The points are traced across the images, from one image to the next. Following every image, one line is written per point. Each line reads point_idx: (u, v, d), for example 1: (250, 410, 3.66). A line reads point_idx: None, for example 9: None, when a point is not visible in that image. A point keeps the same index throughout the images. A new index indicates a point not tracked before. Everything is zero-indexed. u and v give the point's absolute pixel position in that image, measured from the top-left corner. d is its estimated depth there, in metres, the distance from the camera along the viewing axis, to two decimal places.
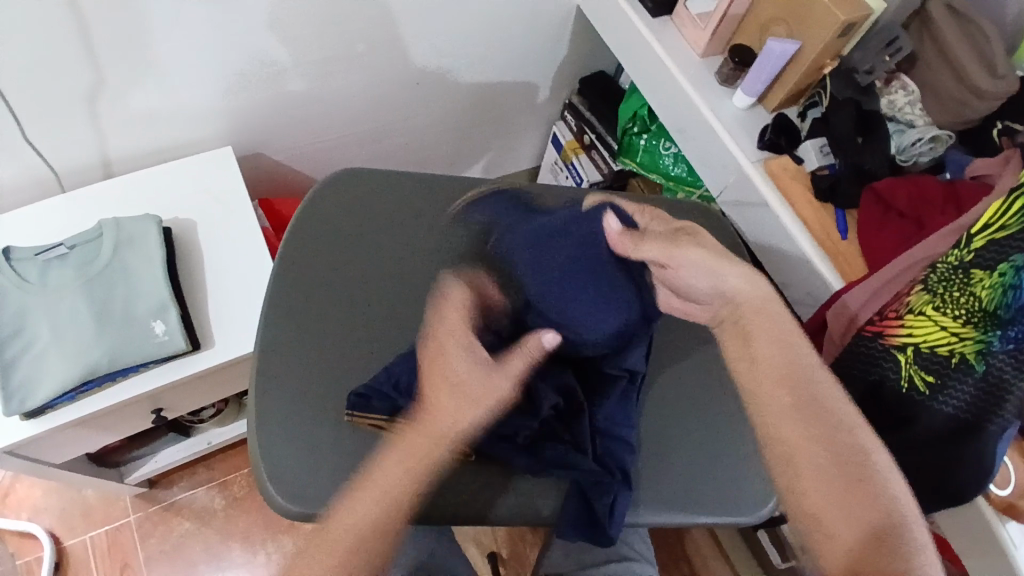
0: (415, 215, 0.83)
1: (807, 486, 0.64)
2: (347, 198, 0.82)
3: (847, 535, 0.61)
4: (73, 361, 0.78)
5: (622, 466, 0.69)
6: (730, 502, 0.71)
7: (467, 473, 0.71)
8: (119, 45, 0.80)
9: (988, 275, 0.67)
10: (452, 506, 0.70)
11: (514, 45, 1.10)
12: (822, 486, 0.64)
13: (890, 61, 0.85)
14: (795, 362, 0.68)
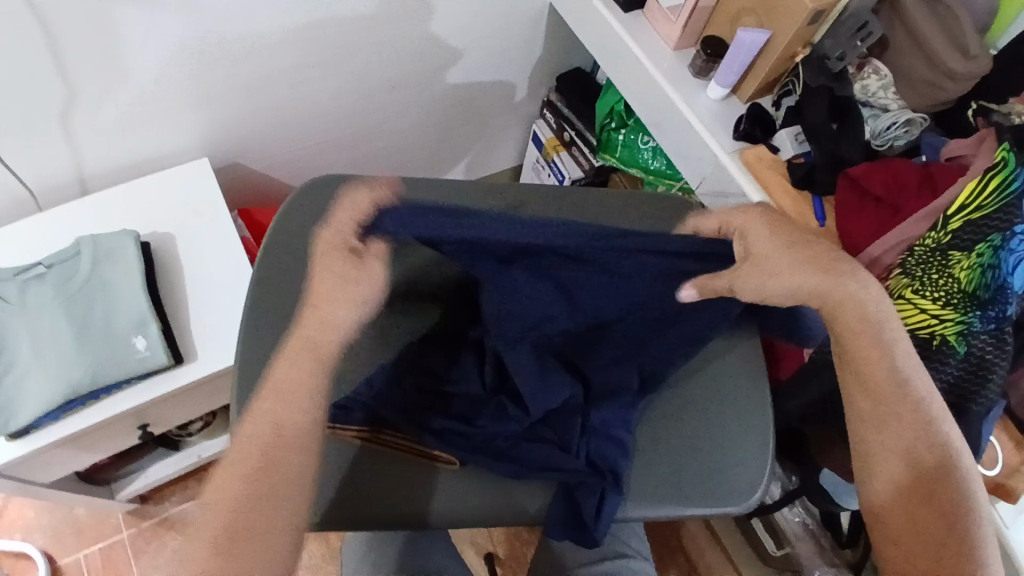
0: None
1: (882, 443, 0.63)
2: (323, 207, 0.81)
3: (899, 480, 0.62)
4: (56, 380, 0.78)
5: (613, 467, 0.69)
6: (717, 494, 0.71)
7: (451, 478, 0.71)
8: (89, 61, 0.80)
9: (966, 256, 0.68)
10: (436, 512, 0.69)
11: (490, 44, 1.10)
12: (887, 444, 0.63)
13: (861, 46, 0.86)
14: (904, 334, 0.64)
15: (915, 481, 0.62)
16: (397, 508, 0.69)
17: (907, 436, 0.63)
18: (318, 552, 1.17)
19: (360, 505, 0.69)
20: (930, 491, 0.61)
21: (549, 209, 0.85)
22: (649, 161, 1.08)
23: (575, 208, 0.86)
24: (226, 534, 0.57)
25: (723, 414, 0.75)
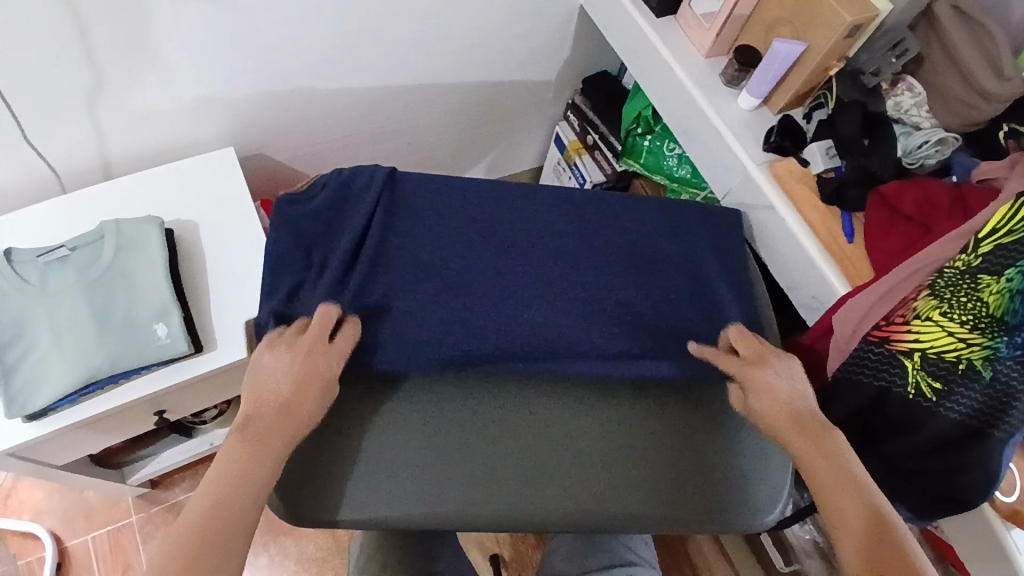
0: (417, 223, 0.80)
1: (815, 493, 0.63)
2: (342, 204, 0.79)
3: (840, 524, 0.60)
4: (74, 363, 0.78)
5: (629, 478, 0.71)
6: (727, 510, 0.71)
7: (453, 479, 0.69)
8: (120, 46, 0.80)
9: (995, 279, 0.66)
10: (426, 518, 0.68)
11: (518, 44, 1.09)
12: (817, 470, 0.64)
13: (896, 63, 0.85)
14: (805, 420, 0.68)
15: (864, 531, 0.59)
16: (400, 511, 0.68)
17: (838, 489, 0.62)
18: (323, 546, 1.17)
19: (345, 504, 0.68)
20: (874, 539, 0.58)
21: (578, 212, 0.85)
22: (674, 169, 1.07)
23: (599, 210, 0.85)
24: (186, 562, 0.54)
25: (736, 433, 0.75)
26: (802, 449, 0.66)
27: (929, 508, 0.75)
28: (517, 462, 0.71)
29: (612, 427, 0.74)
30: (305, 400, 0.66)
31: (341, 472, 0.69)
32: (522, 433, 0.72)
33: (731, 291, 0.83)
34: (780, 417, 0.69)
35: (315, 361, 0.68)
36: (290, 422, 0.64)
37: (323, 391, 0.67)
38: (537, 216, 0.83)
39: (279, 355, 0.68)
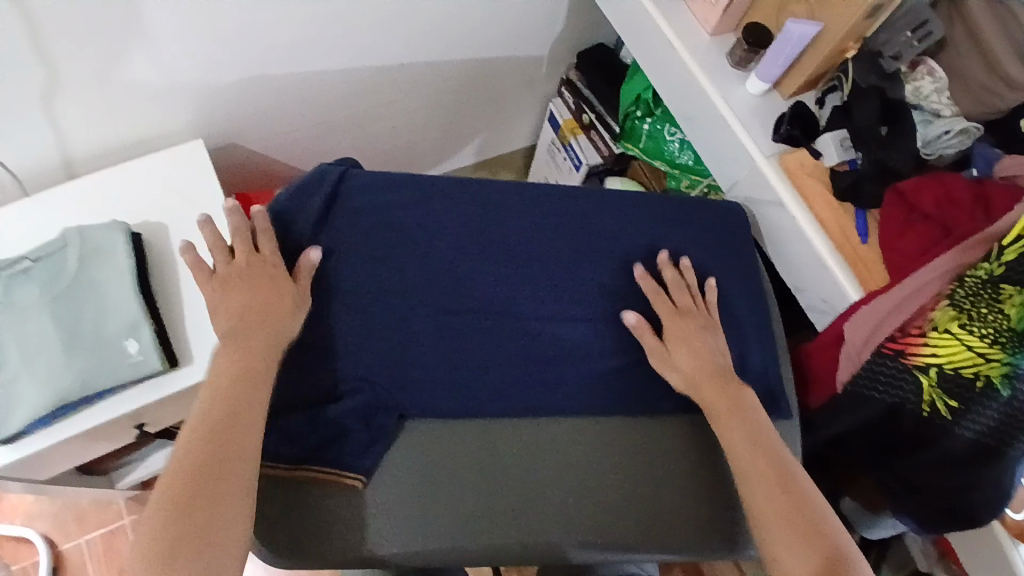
0: (400, 232, 0.74)
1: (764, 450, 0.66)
2: (309, 200, 0.74)
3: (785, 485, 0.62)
4: (44, 386, 0.74)
5: (628, 507, 0.69)
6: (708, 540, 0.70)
7: (462, 512, 0.66)
8: (74, 39, 0.72)
9: (1018, 291, 0.63)
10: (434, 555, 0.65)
11: (509, 17, 1.00)
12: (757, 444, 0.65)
13: (917, 46, 0.78)
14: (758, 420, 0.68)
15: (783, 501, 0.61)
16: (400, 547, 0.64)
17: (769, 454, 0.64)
18: None
19: (321, 540, 0.64)
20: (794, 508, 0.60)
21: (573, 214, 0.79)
22: (677, 154, 1.01)
23: (595, 211, 0.80)
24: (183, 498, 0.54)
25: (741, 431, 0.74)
26: (719, 409, 0.68)
27: (938, 523, 0.73)
28: (522, 490, 0.68)
29: (599, 446, 0.72)
30: (280, 316, 0.66)
31: (317, 515, 0.64)
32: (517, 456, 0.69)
33: (735, 296, 0.79)
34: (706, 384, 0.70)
35: (279, 284, 0.67)
36: (257, 387, 0.61)
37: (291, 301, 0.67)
38: (532, 222, 0.78)
39: (248, 285, 0.67)
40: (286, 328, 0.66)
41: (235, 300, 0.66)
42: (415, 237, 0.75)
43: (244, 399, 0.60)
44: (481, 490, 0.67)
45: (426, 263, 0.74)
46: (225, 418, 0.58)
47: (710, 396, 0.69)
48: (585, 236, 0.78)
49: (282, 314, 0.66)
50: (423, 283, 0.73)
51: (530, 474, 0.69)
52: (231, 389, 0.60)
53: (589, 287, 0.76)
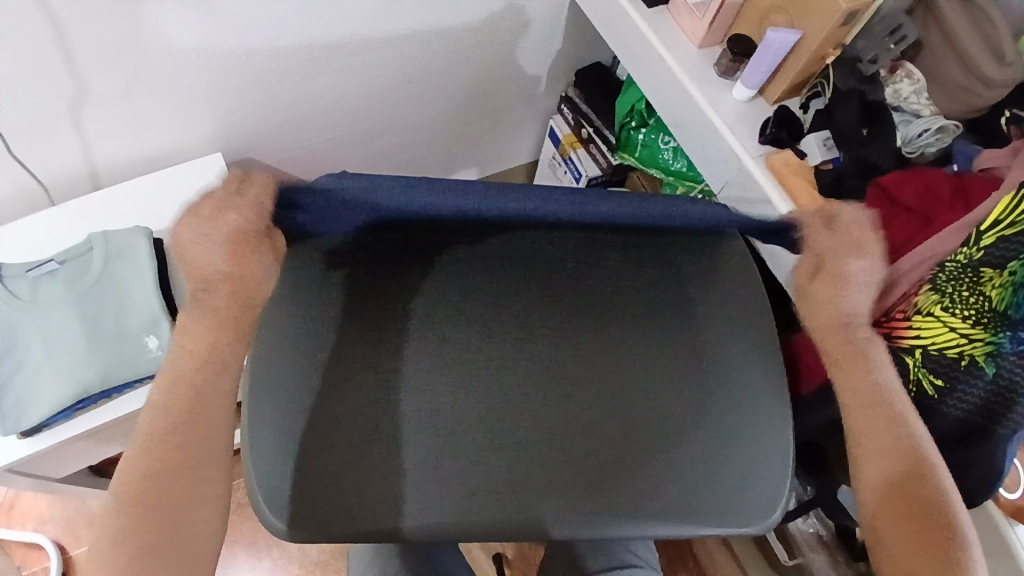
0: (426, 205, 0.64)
1: (873, 421, 0.62)
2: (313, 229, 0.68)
3: (896, 455, 0.61)
4: (67, 380, 0.78)
5: (651, 489, 0.68)
6: (728, 512, 0.67)
7: (478, 484, 0.67)
8: (100, 50, 0.78)
9: (998, 274, 0.65)
10: (454, 529, 0.65)
11: (508, 36, 1.07)
12: (868, 410, 0.63)
13: (894, 49, 0.83)
14: (879, 387, 0.64)
15: (906, 472, 0.60)
16: (412, 522, 0.65)
17: (881, 429, 0.62)
18: (326, 549, 1.18)
19: (355, 517, 0.64)
20: (908, 482, 0.60)
21: None
22: (670, 162, 1.07)
23: None
24: (142, 501, 0.54)
25: (728, 402, 0.73)
26: (840, 356, 0.65)
27: None
28: (543, 472, 0.68)
29: (601, 421, 0.71)
30: (249, 276, 0.59)
31: (326, 488, 0.65)
32: (532, 436, 0.70)
33: None
34: (831, 325, 0.66)
35: (235, 214, 0.57)
36: (222, 363, 0.59)
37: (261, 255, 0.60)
38: None
39: (190, 224, 0.58)
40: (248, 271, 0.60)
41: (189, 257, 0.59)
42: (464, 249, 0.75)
43: (197, 378, 0.59)
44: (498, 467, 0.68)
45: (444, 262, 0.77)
46: (189, 403, 0.58)
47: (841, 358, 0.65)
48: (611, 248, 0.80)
49: (214, 245, 0.58)
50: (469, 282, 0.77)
51: (547, 449, 0.69)
52: (212, 330, 0.60)
53: (597, 275, 0.78)
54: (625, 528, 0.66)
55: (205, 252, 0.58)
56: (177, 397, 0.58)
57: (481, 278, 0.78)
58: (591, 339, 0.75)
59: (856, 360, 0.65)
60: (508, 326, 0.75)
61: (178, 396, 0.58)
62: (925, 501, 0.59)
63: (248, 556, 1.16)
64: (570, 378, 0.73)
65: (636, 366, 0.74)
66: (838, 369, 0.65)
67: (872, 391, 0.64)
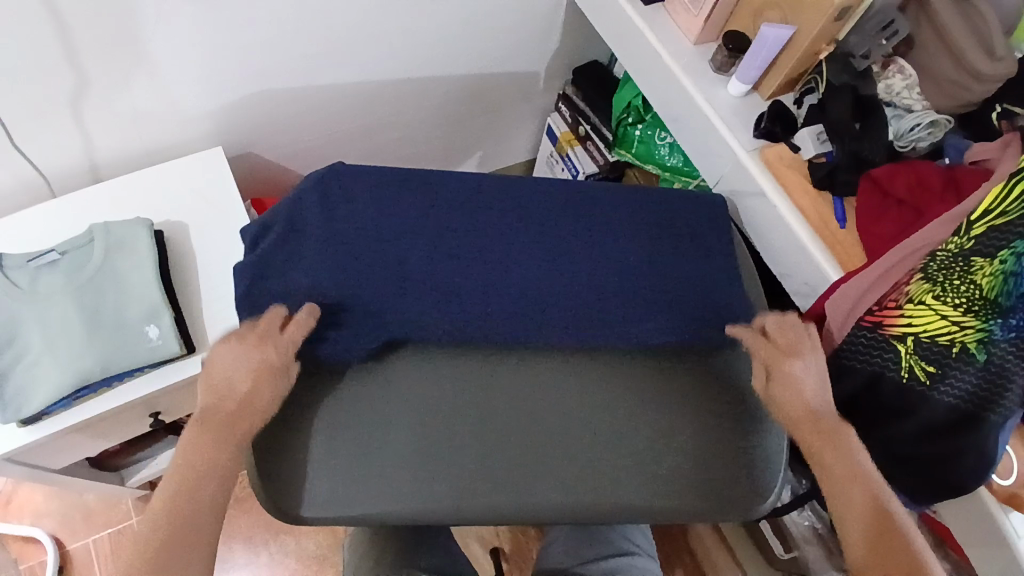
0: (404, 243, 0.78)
1: (849, 487, 0.66)
2: (271, 224, 0.79)
3: (869, 516, 0.64)
4: (66, 368, 0.78)
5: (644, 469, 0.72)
6: (723, 492, 0.72)
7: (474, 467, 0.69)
8: (102, 43, 0.79)
9: (988, 262, 0.66)
10: (450, 512, 0.67)
11: (505, 34, 1.08)
12: (844, 477, 0.67)
13: (886, 45, 0.84)
14: (854, 457, 0.67)
15: (883, 535, 0.63)
16: (410, 505, 0.67)
17: (856, 496, 0.65)
18: (323, 543, 1.18)
19: (354, 499, 0.67)
20: (887, 543, 0.63)
21: (567, 204, 0.85)
22: (666, 157, 1.08)
23: (585, 202, 0.86)
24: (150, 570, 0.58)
25: (715, 389, 0.77)
26: (810, 435, 0.69)
27: (925, 495, 0.74)
28: (539, 456, 0.70)
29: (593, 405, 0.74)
30: (257, 404, 0.66)
31: (331, 466, 0.68)
32: (530, 423, 0.72)
33: (714, 281, 0.83)
34: (800, 417, 0.70)
35: (263, 351, 0.67)
36: (224, 459, 0.64)
37: (275, 386, 0.67)
38: (530, 211, 0.84)
39: (231, 347, 0.68)
40: (268, 391, 0.66)
41: (214, 373, 0.67)
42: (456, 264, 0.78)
43: (203, 460, 0.63)
44: (495, 454, 0.70)
45: (444, 252, 0.79)
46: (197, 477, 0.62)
47: (803, 433, 0.69)
48: (603, 246, 0.83)
49: (242, 372, 0.66)
50: (466, 271, 0.78)
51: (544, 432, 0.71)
52: (206, 439, 0.64)
53: (592, 268, 0.82)
54: (624, 505, 0.70)
55: (231, 371, 0.66)
56: (189, 470, 0.63)
57: (479, 268, 0.79)
58: (587, 330, 0.77)
59: (827, 441, 0.68)
60: (503, 314, 0.76)
61: (187, 476, 0.62)
62: (905, 562, 0.61)
63: (245, 551, 1.16)
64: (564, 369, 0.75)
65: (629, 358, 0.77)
66: (811, 445, 0.69)
67: (847, 460, 0.67)
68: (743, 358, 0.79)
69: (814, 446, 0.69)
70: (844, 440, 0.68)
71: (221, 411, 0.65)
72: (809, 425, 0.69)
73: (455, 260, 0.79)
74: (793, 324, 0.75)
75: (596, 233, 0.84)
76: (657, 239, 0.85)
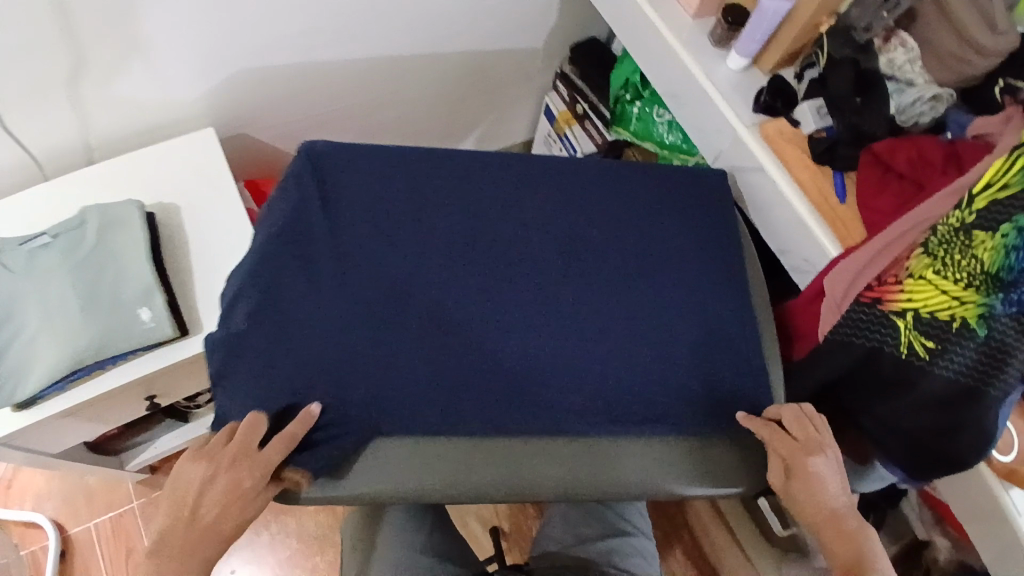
0: (400, 220, 0.78)
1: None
2: (237, 301, 0.73)
3: None
4: (60, 351, 0.77)
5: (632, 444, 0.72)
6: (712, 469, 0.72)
7: (472, 444, 0.69)
8: (92, 24, 0.77)
9: (989, 236, 0.65)
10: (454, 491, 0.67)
11: (502, 11, 1.06)
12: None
13: (888, 18, 0.81)
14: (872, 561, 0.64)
15: None
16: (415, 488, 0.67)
17: None
18: (323, 524, 1.18)
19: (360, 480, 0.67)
20: None
21: (564, 181, 0.84)
22: (664, 135, 1.06)
23: (583, 180, 0.85)
24: None
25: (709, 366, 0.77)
26: (829, 535, 0.66)
27: (923, 469, 0.75)
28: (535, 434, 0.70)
29: (591, 382, 0.74)
30: (223, 528, 0.61)
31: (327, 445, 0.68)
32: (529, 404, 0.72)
33: (712, 258, 0.83)
34: (821, 518, 0.66)
35: (234, 472, 0.62)
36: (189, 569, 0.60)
37: (245, 512, 0.62)
38: (526, 189, 0.83)
39: (198, 465, 0.63)
40: (237, 516, 0.62)
41: (179, 481, 0.62)
42: (450, 254, 0.77)
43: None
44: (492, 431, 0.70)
45: (441, 231, 0.78)
46: None
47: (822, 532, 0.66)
48: (600, 224, 0.82)
49: (207, 495, 0.62)
50: (464, 251, 0.78)
51: (544, 409, 0.71)
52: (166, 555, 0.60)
53: (591, 245, 0.81)
54: (619, 484, 0.70)
55: (198, 488, 0.62)
56: None
57: (476, 246, 0.78)
58: (585, 307, 0.77)
59: (844, 540, 0.65)
60: (498, 296, 0.76)
61: None
62: None
63: (245, 533, 1.16)
64: (561, 349, 0.75)
65: (628, 334, 0.77)
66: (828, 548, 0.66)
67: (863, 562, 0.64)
68: (741, 336, 0.79)
69: (829, 540, 0.66)
70: (862, 541, 0.65)
71: (186, 526, 0.61)
72: (822, 523, 0.66)
73: (452, 239, 0.78)
74: (806, 416, 0.71)
75: (594, 212, 0.83)
76: (656, 217, 0.84)
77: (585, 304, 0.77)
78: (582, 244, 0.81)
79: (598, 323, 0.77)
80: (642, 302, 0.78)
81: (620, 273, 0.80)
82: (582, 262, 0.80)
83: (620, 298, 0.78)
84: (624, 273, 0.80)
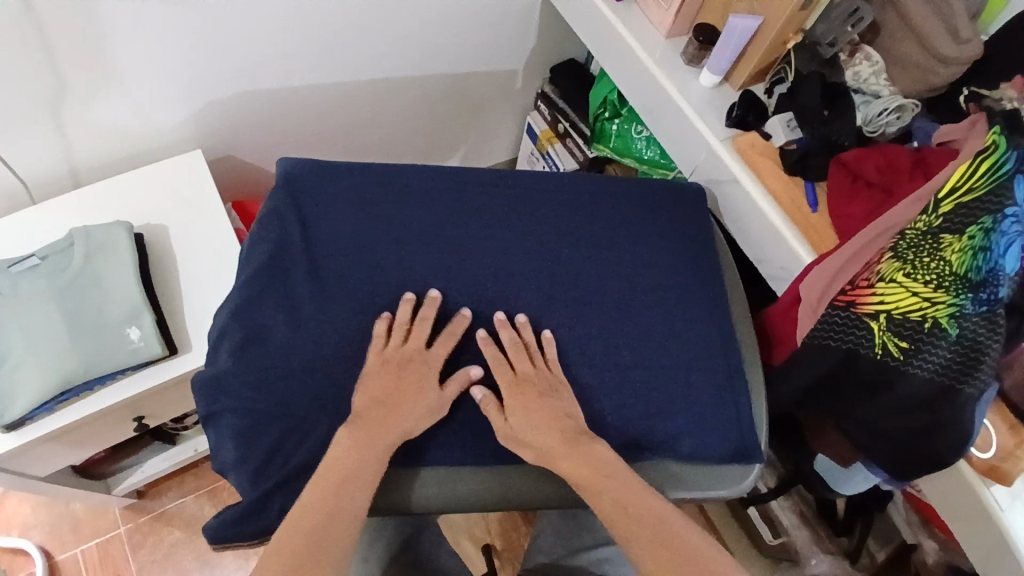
0: (385, 235, 0.80)
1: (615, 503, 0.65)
2: (223, 336, 0.74)
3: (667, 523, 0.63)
4: (47, 371, 0.78)
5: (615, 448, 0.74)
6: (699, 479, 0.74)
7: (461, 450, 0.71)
8: (80, 49, 0.79)
9: (957, 239, 0.67)
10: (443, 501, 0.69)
11: (482, 33, 1.09)
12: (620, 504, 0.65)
13: (852, 32, 0.85)
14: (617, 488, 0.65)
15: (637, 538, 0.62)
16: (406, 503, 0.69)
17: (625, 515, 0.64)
18: None
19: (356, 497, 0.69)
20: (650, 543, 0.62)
21: (543, 195, 0.87)
22: (643, 151, 1.09)
23: (562, 194, 0.87)
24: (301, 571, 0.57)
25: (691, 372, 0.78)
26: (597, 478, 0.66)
27: (903, 467, 0.76)
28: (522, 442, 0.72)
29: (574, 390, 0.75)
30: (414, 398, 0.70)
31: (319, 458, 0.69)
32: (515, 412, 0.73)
33: (693, 267, 0.85)
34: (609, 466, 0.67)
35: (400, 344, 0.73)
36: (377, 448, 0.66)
37: (429, 385, 0.72)
38: (506, 203, 0.85)
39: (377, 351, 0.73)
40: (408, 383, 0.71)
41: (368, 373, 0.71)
42: (437, 265, 0.80)
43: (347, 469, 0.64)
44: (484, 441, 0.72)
45: (425, 245, 0.80)
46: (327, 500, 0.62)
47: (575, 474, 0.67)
48: (580, 235, 0.84)
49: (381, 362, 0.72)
50: (448, 265, 0.80)
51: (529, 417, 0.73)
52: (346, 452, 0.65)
53: (572, 256, 0.83)
54: None
55: (385, 361, 0.72)
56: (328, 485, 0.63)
57: (460, 259, 0.81)
58: (568, 316, 0.79)
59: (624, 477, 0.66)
60: (479, 308, 0.78)
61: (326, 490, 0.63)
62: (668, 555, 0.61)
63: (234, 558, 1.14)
64: (544, 358, 0.76)
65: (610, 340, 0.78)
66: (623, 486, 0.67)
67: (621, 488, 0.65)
68: (722, 342, 0.81)
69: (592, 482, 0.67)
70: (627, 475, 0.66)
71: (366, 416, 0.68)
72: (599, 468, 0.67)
73: (436, 253, 0.80)
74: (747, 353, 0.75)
75: (574, 224, 0.85)
76: (635, 228, 0.86)
77: (567, 312, 0.79)
78: (563, 255, 0.83)
79: (580, 331, 0.78)
80: (623, 311, 0.80)
81: (601, 283, 0.82)
82: (563, 272, 0.82)
83: (601, 307, 0.80)
84: (605, 283, 0.82)
